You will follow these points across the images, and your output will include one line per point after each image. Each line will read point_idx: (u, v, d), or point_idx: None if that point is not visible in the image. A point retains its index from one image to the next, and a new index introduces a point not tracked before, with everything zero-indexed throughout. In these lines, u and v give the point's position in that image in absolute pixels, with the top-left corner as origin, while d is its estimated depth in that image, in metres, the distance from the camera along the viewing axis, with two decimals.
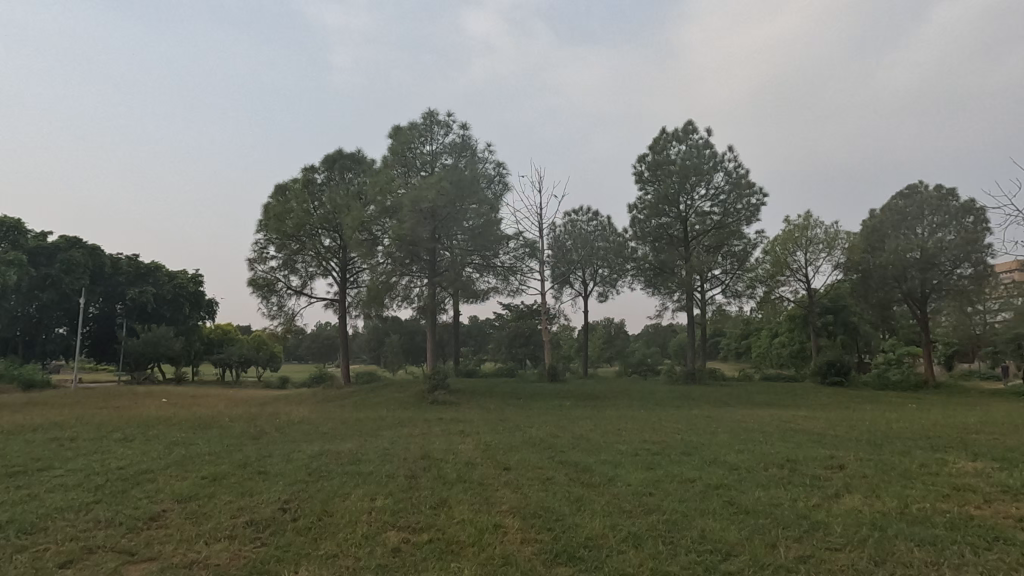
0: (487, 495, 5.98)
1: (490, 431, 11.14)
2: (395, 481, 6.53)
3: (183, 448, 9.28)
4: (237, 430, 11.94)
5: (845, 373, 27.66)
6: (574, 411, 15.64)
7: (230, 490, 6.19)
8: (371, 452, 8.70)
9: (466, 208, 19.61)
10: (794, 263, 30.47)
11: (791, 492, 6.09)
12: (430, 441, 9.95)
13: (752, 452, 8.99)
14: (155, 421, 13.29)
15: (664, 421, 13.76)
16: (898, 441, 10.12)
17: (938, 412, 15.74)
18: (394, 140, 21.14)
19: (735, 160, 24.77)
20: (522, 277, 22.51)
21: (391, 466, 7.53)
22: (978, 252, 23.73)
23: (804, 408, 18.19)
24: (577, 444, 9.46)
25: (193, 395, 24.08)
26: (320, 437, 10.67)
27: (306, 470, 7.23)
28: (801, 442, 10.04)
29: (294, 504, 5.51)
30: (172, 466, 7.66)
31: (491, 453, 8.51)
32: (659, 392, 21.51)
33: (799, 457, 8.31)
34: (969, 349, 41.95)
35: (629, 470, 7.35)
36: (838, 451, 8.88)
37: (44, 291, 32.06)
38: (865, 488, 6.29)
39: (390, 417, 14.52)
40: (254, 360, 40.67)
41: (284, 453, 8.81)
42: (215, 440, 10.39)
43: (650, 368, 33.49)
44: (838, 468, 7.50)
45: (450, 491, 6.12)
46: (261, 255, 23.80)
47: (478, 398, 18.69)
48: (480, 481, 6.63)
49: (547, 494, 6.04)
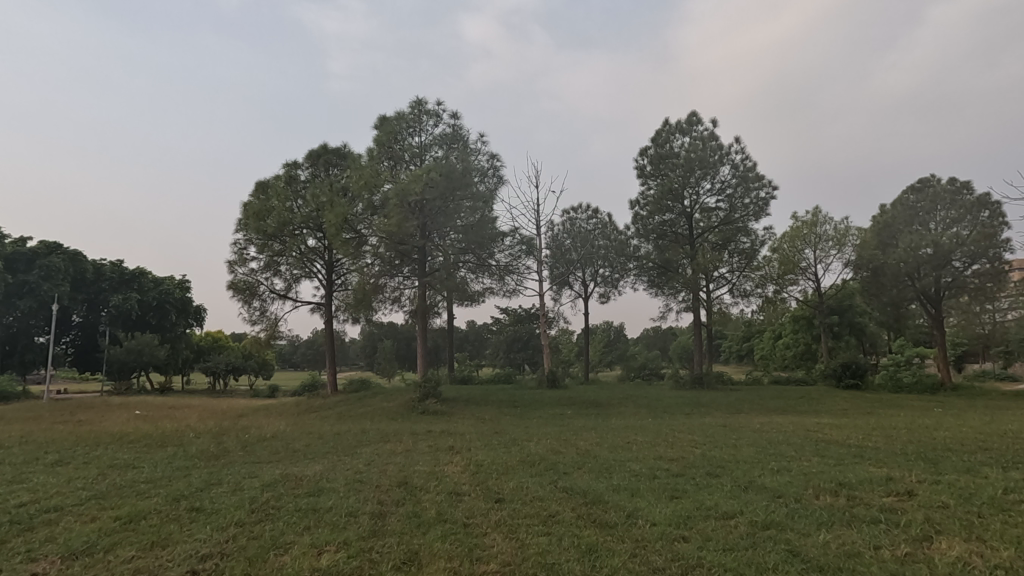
0: (473, 543, 4.61)
1: (483, 447, 9.82)
2: (356, 524, 5.14)
3: (117, 475, 7.80)
4: (197, 449, 10.43)
5: (860, 375, 26.29)
6: (576, 421, 14.20)
7: (140, 539, 4.79)
8: (339, 479, 7.28)
9: (457, 203, 18.20)
10: (803, 262, 29.13)
11: (866, 534, 4.76)
12: (412, 462, 8.55)
13: (791, 472, 7.62)
14: (108, 439, 11.76)
15: (674, 432, 12.33)
16: (951, 456, 8.75)
17: (972, 418, 14.45)
18: (380, 131, 19.73)
19: (742, 153, 23.50)
20: (519, 277, 21.01)
21: (358, 499, 6.14)
22: (994, 247, 22.42)
23: (826, 413, 16.78)
24: (583, 464, 8.11)
25: (168, 407, 22.35)
26: (287, 457, 9.28)
27: (248, 508, 5.76)
28: (840, 458, 8.66)
29: (209, 566, 4.10)
30: (87, 501, 6.20)
31: (481, 479, 7.11)
32: (666, 398, 20.08)
33: (851, 479, 6.96)
34: (978, 349, 40.72)
35: (649, 502, 5.93)
36: (892, 471, 7.50)
37: (21, 299, 30.23)
38: (959, 528, 4.90)
39: (374, 431, 13.06)
40: (243, 368, 39.23)
41: (235, 481, 7.37)
42: (165, 462, 8.90)
43: (653, 372, 32.14)
44: (906, 496, 6.15)
45: (424, 539, 4.71)
46: (242, 257, 22.39)
47: (472, 407, 17.29)
48: (465, 520, 5.23)
49: (551, 540, 4.67)
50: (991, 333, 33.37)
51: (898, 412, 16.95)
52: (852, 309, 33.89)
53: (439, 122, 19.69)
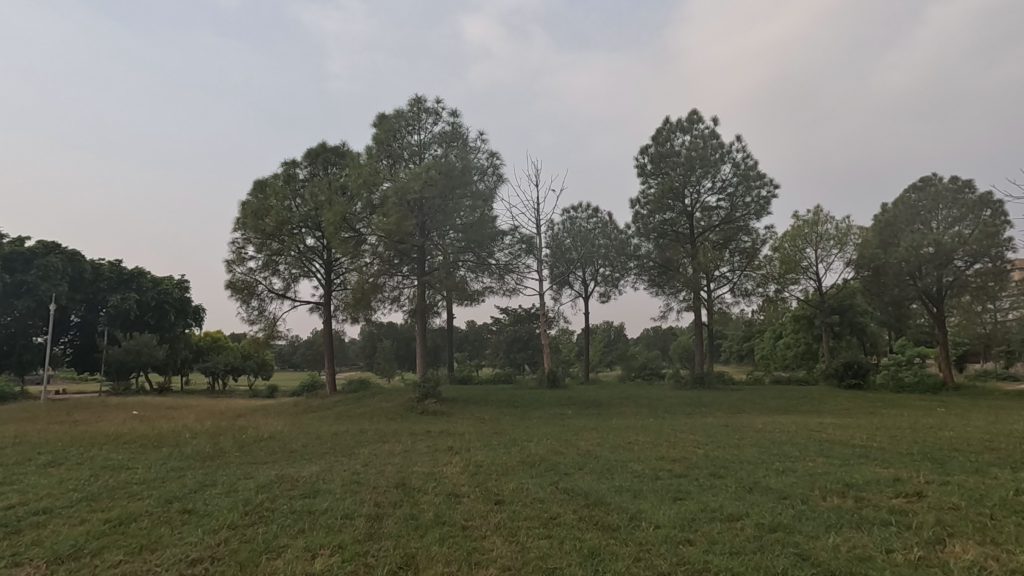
0: (472, 547, 4.47)
1: (482, 448, 9.69)
2: (351, 527, 4.99)
3: (110, 476, 7.65)
4: (193, 450, 10.28)
5: (862, 375, 26.14)
6: (576, 421, 14.07)
7: (129, 543, 4.65)
8: (335, 480, 7.14)
9: (457, 202, 18.07)
10: (804, 261, 29.00)
11: (877, 537, 4.63)
12: (410, 462, 8.41)
13: (797, 473, 7.48)
14: (103, 440, 11.60)
15: (676, 432, 12.18)
16: (958, 456, 8.61)
17: (977, 418, 14.31)
18: (379, 129, 19.60)
19: (743, 151, 23.36)
20: (519, 276, 20.85)
21: (354, 500, 6.00)
22: (996, 246, 22.29)
23: (828, 413, 16.62)
24: (585, 465, 7.97)
25: (166, 407, 22.19)
26: (284, 458, 9.12)
27: (241, 510, 5.62)
28: (845, 459, 8.53)
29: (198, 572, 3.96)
30: (78, 503, 6.05)
31: (480, 480, 6.96)
32: (667, 398, 19.94)
33: (858, 481, 6.81)
34: (980, 349, 40.59)
35: (652, 503, 5.79)
36: (900, 472, 7.35)
37: (19, 299, 30.04)
38: (972, 531, 4.76)
39: (372, 431, 12.93)
40: (242, 369, 39.08)
41: (230, 482, 7.22)
42: (159, 463, 8.76)
43: (654, 372, 31.97)
44: (915, 497, 6.01)
45: (421, 542, 4.57)
46: (240, 256, 22.24)
47: (471, 407, 17.15)
48: (464, 523, 5.09)
49: (552, 544, 4.53)
50: (991, 333, 33.25)
51: (901, 412, 16.80)
52: (853, 309, 33.75)
53: (438, 120, 19.55)
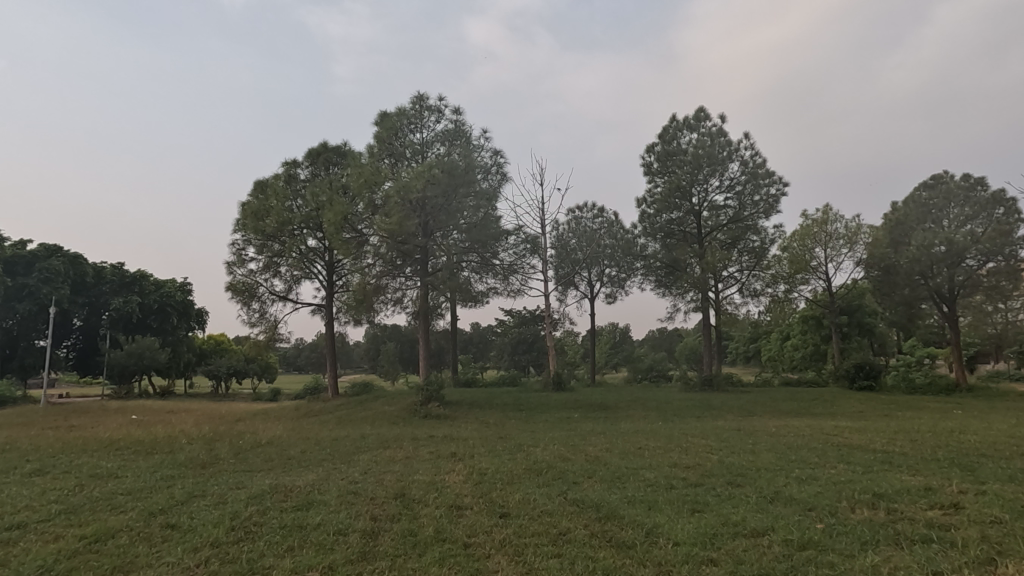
0: (475, 568, 4.06)
1: (485, 454, 9.27)
2: (344, 544, 4.61)
3: (95, 486, 7.28)
4: (188, 456, 9.91)
5: (874, 377, 25.54)
6: (583, 425, 13.66)
7: (102, 563, 4.28)
8: (331, 490, 6.74)
9: (460, 201, 17.70)
10: (813, 261, 28.49)
11: (920, 556, 4.21)
12: (411, 470, 8.02)
13: (820, 482, 7.02)
14: (96, 447, 11.24)
15: (687, 436, 11.76)
16: (989, 463, 8.11)
17: (996, 421, 13.82)
18: (380, 126, 19.22)
19: (752, 149, 22.90)
20: (523, 276, 20.43)
21: (349, 514, 5.61)
22: (1009, 245, 21.71)
23: (841, 416, 16.11)
24: (594, 473, 7.56)
25: (166, 412, 21.83)
26: (280, 466, 8.74)
27: (228, 524, 5.24)
28: (868, 466, 8.07)
29: None
30: (57, 516, 5.71)
31: (484, 489, 6.56)
32: (675, 401, 19.47)
33: (888, 490, 6.37)
34: (992, 350, 39.83)
35: (669, 517, 5.39)
36: (931, 480, 6.91)
37: (20, 302, 29.75)
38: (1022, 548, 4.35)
39: (373, 436, 12.54)
40: (244, 372, 38.83)
41: (220, 493, 6.84)
42: (150, 471, 8.38)
43: (661, 374, 31.43)
44: (953, 510, 5.57)
45: (419, 563, 4.18)
46: (241, 258, 21.95)
47: (475, 411, 16.72)
48: (466, 540, 4.70)
49: (562, 563, 4.13)
50: (1002, 333, 32.72)
51: (917, 414, 16.29)
52: (861, 309, 33.23)
53: (440, 118, 19.17)
